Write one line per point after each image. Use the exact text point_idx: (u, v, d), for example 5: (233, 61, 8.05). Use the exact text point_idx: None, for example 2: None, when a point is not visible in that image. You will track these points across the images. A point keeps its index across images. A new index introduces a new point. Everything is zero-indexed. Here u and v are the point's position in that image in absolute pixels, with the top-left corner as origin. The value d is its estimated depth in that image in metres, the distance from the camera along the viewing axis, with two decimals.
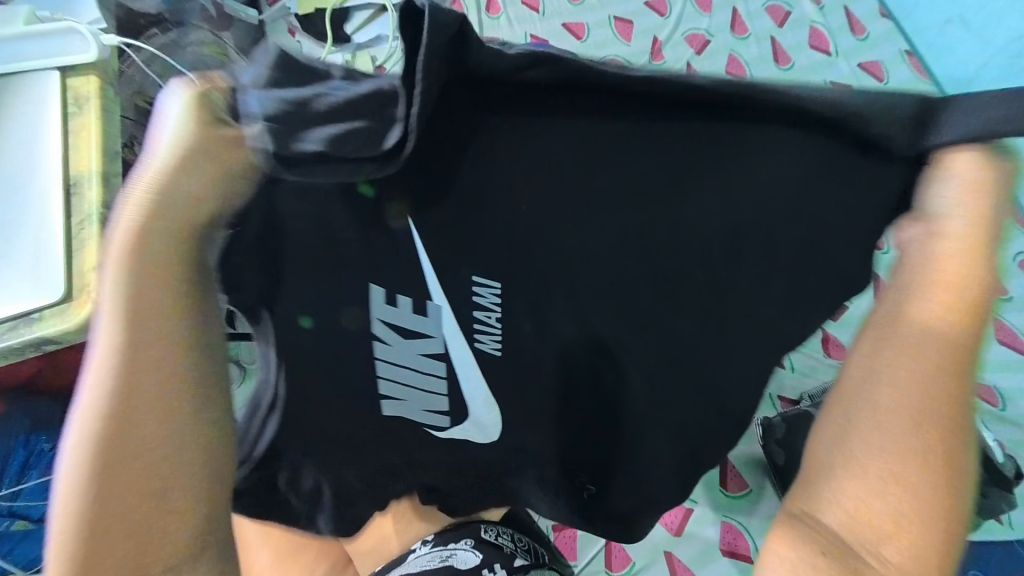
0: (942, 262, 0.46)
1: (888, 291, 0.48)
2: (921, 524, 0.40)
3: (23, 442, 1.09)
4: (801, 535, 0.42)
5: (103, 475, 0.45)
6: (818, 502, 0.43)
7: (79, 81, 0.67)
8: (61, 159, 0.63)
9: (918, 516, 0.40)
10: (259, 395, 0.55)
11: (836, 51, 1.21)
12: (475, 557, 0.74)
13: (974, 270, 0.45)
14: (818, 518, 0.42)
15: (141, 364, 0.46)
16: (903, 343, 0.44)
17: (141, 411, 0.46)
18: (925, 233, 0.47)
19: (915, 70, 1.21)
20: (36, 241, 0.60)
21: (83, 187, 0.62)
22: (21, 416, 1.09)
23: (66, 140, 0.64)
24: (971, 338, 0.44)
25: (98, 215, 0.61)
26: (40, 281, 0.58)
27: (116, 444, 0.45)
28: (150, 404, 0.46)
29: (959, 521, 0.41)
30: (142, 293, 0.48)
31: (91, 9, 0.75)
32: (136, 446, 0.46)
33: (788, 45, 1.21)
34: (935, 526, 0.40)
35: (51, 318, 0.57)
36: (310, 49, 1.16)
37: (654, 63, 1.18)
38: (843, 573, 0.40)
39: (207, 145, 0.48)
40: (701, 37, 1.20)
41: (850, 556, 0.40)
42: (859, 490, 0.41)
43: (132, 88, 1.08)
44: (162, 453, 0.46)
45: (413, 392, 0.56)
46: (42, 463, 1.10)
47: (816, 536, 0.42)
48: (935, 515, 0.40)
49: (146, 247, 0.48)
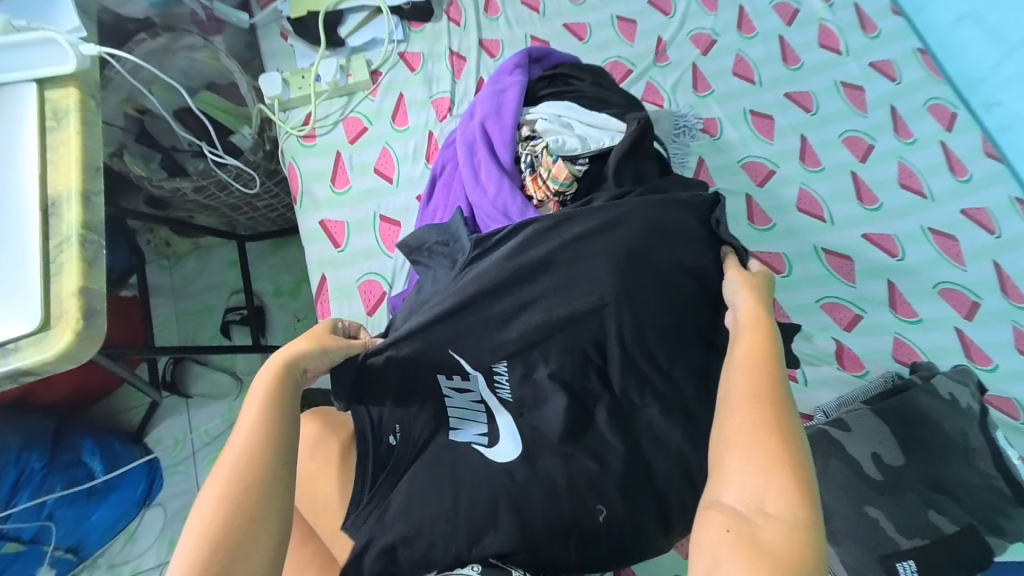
0: (744, 305, 0.64)
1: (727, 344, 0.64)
2: (791, 477, 0.46)
3: (14, 461, 1.07)
4: (716, 522, 0.45)
5: (228, 502, 0.50)
6: (721, 488, 0.47)
7: (57, 94, 0.63)
8: (38, 177, 0.59)
9: (781, 467, 0.46)
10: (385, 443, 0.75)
11: (845, 50, 1.17)
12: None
13: (763, 306, 0.63)
14: (722, 501, 0.47)
15: (281, 437, 0.56)
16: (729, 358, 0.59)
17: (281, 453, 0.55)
18: (730, 303, 0.66)
19: (928, 67, 1.16)
20: (12, 264, 0.57)
21: (62, 207, 0.59)
22: (12, 434, 1.07)
23: (43, 157, 0.61)
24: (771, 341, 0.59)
25: (77, 236, 0.57)
26: (18, 307, 0.55)
27: (245, 476, 0.52)
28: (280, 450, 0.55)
29: (809, 469, 0.47)
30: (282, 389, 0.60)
31: (71, 17, 0.73)
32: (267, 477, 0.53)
33: (796, 43, 1.17)
34: (795, 473, 0.46)
35: (29, 347, 0.54)
36: (302, 53, 1.12)
37: (658, 64, 1.14)
38: (750, 540, 0.43)
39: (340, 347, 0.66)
40: (707, 36, 1.17)
41: (748, 524, 0.44)
42: (738, 462, 0.48)
43: (122, 94, 1.06)
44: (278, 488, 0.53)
45: (467, 420, 0.75)
46: (34, 482, 1.08)
47: (725, 519, 0.45)
48: (795, 467, 0.46)
49: (286, 378, 0.61)
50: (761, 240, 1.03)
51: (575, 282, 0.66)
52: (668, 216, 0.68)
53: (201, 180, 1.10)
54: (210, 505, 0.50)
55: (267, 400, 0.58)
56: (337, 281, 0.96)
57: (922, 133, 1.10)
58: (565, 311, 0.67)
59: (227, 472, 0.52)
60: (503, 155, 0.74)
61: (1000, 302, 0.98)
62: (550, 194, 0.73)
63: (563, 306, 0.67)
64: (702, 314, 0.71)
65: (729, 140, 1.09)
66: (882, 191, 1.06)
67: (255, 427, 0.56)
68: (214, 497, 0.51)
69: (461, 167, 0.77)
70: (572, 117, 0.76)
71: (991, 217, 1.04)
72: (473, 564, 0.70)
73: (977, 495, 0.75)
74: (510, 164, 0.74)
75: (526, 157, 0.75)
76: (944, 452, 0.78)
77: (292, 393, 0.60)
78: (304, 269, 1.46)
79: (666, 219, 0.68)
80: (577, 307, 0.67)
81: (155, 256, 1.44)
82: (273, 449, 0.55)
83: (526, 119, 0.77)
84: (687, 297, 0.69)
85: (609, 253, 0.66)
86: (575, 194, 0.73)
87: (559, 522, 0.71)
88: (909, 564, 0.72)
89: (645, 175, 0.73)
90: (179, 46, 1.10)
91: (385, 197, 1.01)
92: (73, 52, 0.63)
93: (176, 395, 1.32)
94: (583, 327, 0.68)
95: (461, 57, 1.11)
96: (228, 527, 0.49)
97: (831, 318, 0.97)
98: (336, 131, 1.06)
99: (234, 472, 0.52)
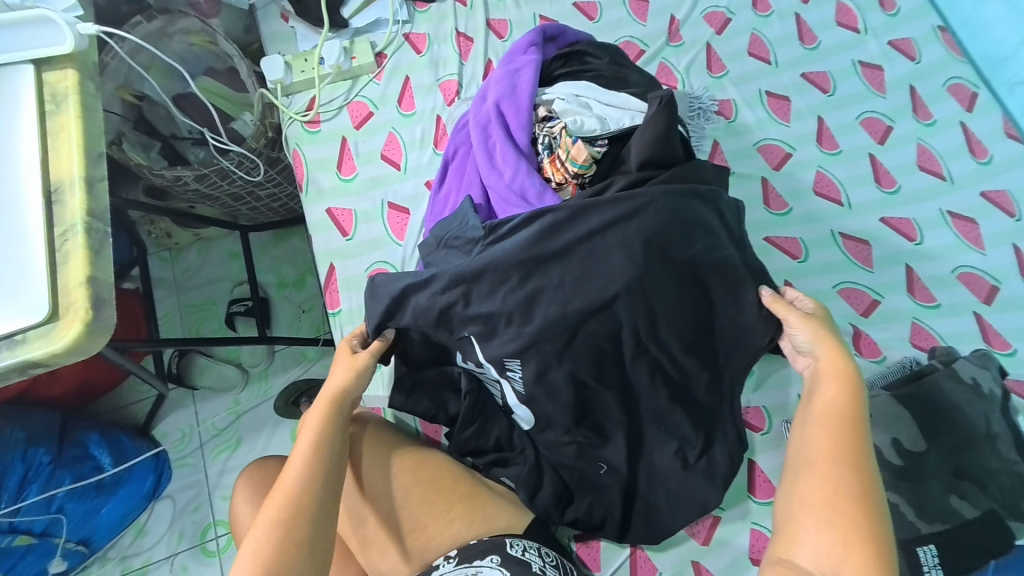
0: (826, 356, 0.65)
1: (804, 389, 0.68)
2: (869, 552, 0.53)
3: (20, 456, 1.05)
4: None
5: (291, 498, 0.62)
6: (794, 547, 0.57)
7: (55, 76, 0.61)
8: (38, 163, 0.57)
9: (857, 537, 0.54)
10: (423, 406, 0.80)
11: (864, 29, 1.13)
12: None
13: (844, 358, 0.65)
14: (795, 561, 0.56)
15: (331, 452, 0.67)
16: (811, 416, 0.63)
17: (332, 465, 0.66)
18: (806, 347, 0.68)
19: (949, 46, 1.13)
20: (15, 253, 0.54)
21: (65, 194, 0.56)
22: (17, 429, 1.06)
23: (43, 142, 0.58)
24: (856, 402, 0.62)
25: (81, 225, 0.55)
26: (23, 299, 0.53)
27: (303, 480, 0.63)
28: (331, 461, 0.66)
29: (884, 540, 0.54)
30: (335, 412, 0.69)
31: None
32: (322, 484, 0.64)
33: (814, 22, 1.14)
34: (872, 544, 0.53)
35: (37, 339, 0.52)
36: (304, 36, 1.08)
37: (672, 44, 1.11)
38: None
39: (375, 365, 0.72)
40: (722, 15, 1.13)
41: None
42: (813, 527, 0.56)
43: (118, 80, 1.03)
44: (328, 493, 0.64)
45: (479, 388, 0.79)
46: (41, 478, 1.06)
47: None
48: (873, 544, 0.53)
49: (339, 402, 0.69)
50: (777, 226, 1.01)
51: (593, 271, 0.64)
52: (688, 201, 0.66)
53: (203, 169, 1.07)
54: (279, 500, 0.62)
55: (325, 420, 0.68)
56: (346, 270, 0.94)
57: (942, 114, 1.08)
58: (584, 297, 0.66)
59: (297, 474, 0.64)
60: (519, 138, 0.72)
61: (1020, 287, 0.96)
62: (569, 176, 0.70)
63: (580, 296, 0.65)
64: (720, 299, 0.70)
65: (745, 123, 1.06)
66: (901, 175, 1.03)
67: (313, 441, 0.66)
68: (282, 495, 0.63)
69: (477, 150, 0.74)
70: (591, 98, 0.73)
71: (1011, 200, 1.02)
72: (491, 555, 0.73)
73: (1000, 481, 0.74)
74: (527, 147, 0.72)
75: (542, 139, 0.73)
76: (966, 439, 0.76)
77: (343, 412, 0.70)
78: (308, 260, 1.44)
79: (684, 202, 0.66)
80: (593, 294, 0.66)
81: (156, 247, 1.42)
82: (327, 459, 0.66)
83: (541, 100, 0.74)
84: (704, 287, 0.69)
85: (626, 244, 0.64)
86: (593, 177, 0.71)
87: (580, 471, 0.80)
88: (930, 549, 0.71)
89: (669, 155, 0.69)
90: (175, 30, 1.07)
91: (392, 185, 0.99)
92: (70, 31, 0.60)
93: (183, 388, 1.31)
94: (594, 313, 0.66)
95: (468, 39, 1.08)
96: (298, 521, 0.61)
97: (848, 304, 0.95)
98: (341, 116, 1.02)
99: (297, 475, 0.64)
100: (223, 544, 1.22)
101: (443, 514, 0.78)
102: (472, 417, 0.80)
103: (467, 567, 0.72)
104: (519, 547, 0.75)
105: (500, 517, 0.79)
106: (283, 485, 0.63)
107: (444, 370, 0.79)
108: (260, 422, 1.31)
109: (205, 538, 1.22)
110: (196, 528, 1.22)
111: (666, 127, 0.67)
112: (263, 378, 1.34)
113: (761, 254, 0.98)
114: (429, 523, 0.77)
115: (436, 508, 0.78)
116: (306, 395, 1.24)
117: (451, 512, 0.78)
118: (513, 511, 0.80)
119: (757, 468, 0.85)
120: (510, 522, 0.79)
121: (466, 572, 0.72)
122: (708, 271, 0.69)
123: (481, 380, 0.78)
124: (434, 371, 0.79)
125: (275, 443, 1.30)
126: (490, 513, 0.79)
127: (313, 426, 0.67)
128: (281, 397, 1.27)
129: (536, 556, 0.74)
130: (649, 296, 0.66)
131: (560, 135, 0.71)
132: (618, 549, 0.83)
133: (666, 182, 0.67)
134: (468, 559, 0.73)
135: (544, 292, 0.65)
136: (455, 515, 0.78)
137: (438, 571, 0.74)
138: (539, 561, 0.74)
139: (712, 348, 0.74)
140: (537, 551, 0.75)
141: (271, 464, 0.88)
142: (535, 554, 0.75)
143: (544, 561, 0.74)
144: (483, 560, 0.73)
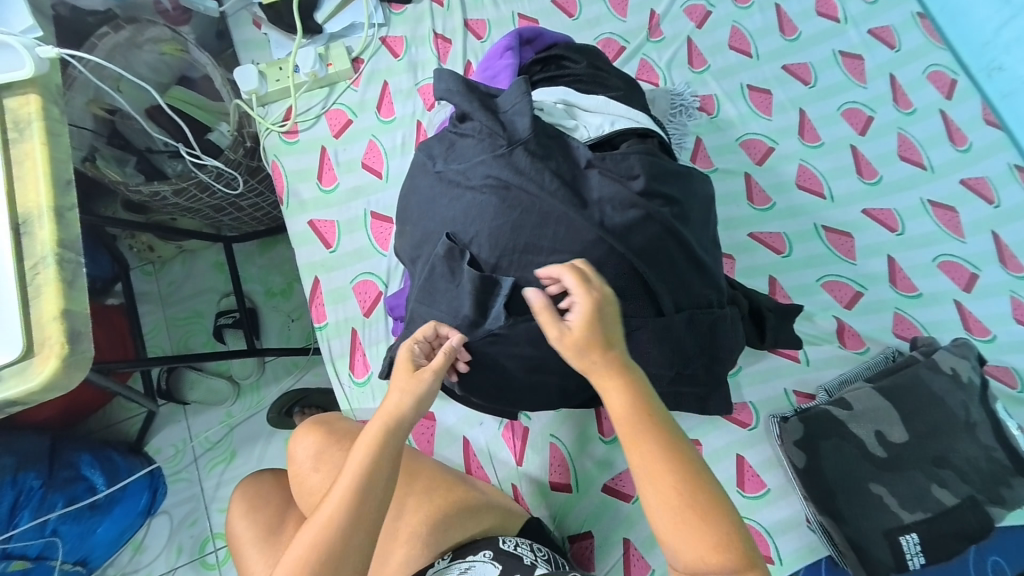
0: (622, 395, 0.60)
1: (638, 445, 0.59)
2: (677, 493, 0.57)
3: (10, 482, 1.05)
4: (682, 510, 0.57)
5: (349, 507, 0.66)
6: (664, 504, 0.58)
7: (16, 102, 0.59)
8: (4, 194, 0.55)
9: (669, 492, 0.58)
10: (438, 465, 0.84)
11: (844, 17, 1.13)
12: (494, 569, 0.70)
13: (740, 537, 0.55)
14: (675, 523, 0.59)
15: (383, 459, 0.68)
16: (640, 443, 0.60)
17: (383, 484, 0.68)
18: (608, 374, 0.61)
19: (928, 33, 1.13)
20: None
21: (34, 225, 0.55)
22: (5, 455, 1.05)
23: (8, 171, 0.56)
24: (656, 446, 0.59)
25: (52, 257, 0.54)
26: None
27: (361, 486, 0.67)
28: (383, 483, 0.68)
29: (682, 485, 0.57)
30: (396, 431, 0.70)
31: (22, 16, 0.66)
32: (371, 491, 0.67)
33: (794, 12, 1.13)
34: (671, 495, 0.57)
35: (11, 378, 0.52)
36: (278, 43, 1.06)
37: (652, 39, 1.09)
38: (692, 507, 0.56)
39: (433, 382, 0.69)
40: (702, 8, 1.12)
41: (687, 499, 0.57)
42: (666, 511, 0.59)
43: (87, 94, 0.99)
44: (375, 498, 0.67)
45: None
46: (33, 502, 1.06)
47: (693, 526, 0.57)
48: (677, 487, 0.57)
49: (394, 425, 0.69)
50: (760, 221, 1.01)
51: (561, 257, 0.65)
52: (699, 242, 0.74)
53: (181, 182, 1.04)
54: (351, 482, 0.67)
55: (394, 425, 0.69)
56: (332, 283, 0.93)
57: (922, 102, 1.08)
58: (680, 258, 0.70)
59: (355, 463, 0.68)
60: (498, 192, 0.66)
61: (998, 273, 0.99)
62: (555, 231, 0.65)
63: (549, 243, 0.65)
64: (692, 273, 0.72)
65: (727, 118, 1.06)
66: (883, 165, 1.04)
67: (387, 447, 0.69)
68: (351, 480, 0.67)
69: (450, 116, 0.86)
70: (571, 122, 0.73)
71: (990, 186, 1.04)
72: (484, 550, 0.73)
73: (979, 467, 0.80)
74: (502, 197, 0.66)
75: (511, 200, 0.66)
76: (948, 428, 0.81)
77: (387, 455, 0.69)
78: (294, 268, 1.42)
79: (705, 236, 0.76)
80: (690, 216, 0.73)
81: (138, 262, 1.39)
82: (376, 466, 0.68)
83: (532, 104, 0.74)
84: (681, 344, 0.71)
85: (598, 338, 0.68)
86: (575, 257, 0.65)
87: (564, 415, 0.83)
88: (913, 537, 0.76)
89: (608, 198, 0.67)
90: (144, 39, 1.03)
91: (375, 193, 0.98)
92: (28, 55, 0.59)
93: (173, 402, 1.29)
94: (665, 294, 0.68)
95: (446, 40, 1.06)
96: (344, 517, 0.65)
97: (832, 296, 0.96)
98: (319, 125, 1.01)
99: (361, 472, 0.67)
100: (222, 557, 1.23)
101: (438, 521, 0.77)
102: (492, 201, 0.66)
103: (461, 562, 0.72)
104: (512, 542, 0.74)
105: (493, 518, 0.79)
106: (350, 467, 0.68)
107: (447, 316, 0.71)
108: (254, 433, 1.31)
109: (204, 552, 1.23)
110: (194, 542, 1.23)
111: (621, 222, 0.66)
112: (254, 390, 1.33)
113: (746, 250, 0.98)
114: (426, 532, 0.76)
115: (431, 517, 0.77)
116: (299, 406, 1.25)
117: (446, 520, 0.77)
118: (506, 513, 0.80)
119: (746, 464, 0.85)
120: (501, 522, 0.79)
121: (459, 567, 0.72)
122: (661, 265, 0.68)
123: (457, 310, 0.70)
124: (445, 318, 0.71)
125: (270, 454, 1.30)
126: (482, 512, 0.79)
127: (397, 418, 0.69)
128: (274, 407, 1.27)
129: (528, 551, 0.74)
130: (632, 248, 0.66)
131: (533, 197, 0.66)
132: (613, 548, 0.84)
133: (634, 268, 0.66)
134: (462, 555, 0.74)
135: (523, 199, 0.66)
136: (451, 523, 0.77)
137: (434, 567, 0.74)
138: (531, 555, 0.73)
139: (677, 345, 0.71)
140: (529, 547, 0.75)
141: (266, 477, 0.89)
142: (527, 549, 0.74)
143: (536, 555, 0.73)
144: (477, 554, 0.73)
